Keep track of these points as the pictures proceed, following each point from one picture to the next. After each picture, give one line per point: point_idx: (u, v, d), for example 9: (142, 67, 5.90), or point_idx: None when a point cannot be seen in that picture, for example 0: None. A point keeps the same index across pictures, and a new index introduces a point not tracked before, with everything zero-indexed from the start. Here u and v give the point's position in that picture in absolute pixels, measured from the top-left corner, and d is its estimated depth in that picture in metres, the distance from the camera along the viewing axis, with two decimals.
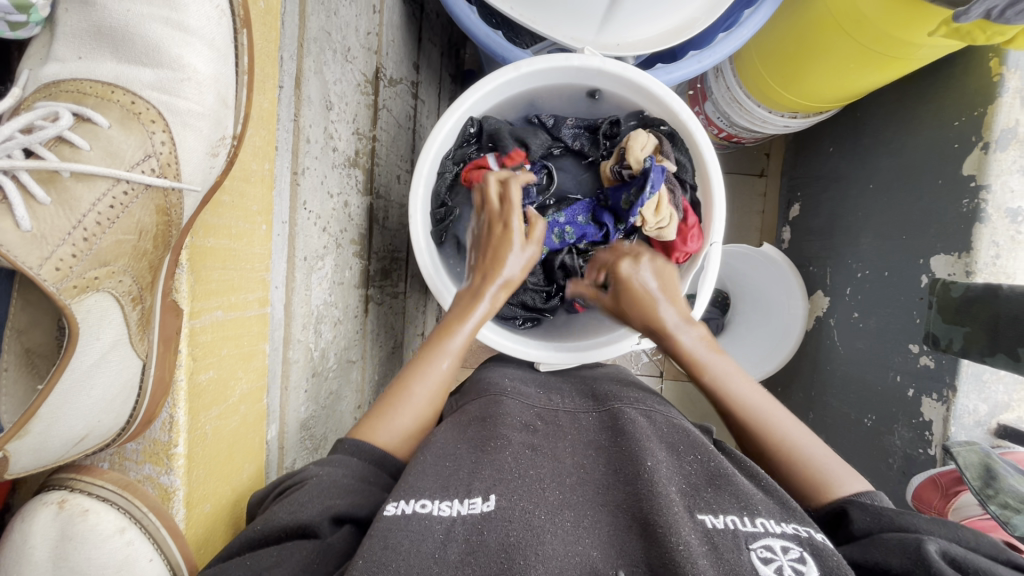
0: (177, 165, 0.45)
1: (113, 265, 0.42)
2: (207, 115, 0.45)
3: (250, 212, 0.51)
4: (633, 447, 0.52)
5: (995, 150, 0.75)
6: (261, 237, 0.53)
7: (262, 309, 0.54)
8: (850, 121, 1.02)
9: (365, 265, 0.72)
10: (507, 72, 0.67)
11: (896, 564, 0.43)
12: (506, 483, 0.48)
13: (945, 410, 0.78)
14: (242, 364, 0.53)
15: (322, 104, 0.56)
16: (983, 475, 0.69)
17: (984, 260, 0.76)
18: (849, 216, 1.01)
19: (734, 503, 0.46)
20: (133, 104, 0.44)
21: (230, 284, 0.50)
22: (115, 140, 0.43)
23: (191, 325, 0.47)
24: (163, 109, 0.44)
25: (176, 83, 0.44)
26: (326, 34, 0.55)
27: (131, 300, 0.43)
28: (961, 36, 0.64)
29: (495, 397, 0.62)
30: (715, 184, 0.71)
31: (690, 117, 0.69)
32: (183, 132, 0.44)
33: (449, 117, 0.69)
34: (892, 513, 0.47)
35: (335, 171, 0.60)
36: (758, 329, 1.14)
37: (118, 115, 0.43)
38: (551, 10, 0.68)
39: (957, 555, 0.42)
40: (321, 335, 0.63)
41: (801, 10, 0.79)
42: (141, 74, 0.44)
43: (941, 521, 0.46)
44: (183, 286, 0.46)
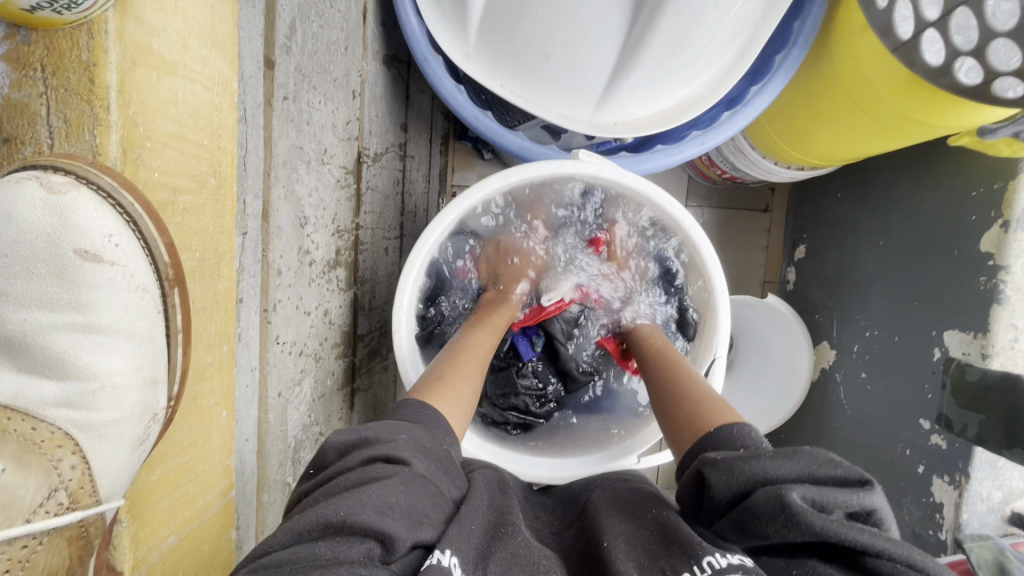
0: (91, 484, 0.40)
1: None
2: (126, 417, 0.41)
3: (206, 409, 0.47)
4: (594, 530, 0.51)
5: (1015, 229, 0.71)
6: (220, 426, 0.48)
7: (226, 500, 0.50)
8: (860, 170, 0.97)
9: (350, 360, 0.68)
10: (496, 179, 0.61)
11: (773, 530, 0.41)
12: (521, 573, 0.43)
13: (957, 495, 0.75)
14: (203, 570, 0.49)
15: (294, 225, 0.51)
16: (997, 575, 0.66)
17: (1001, 343, 0.72)
18: (859, 271, 0.97)
19: (683, 559, 0.45)
20: (35, 433, 0.39)
21: (184, 500, 0.46)
22: (11, 488, 0.37)
23: (137, 571, 0.43)
24: (73, 429, 0.40)
25: (86, 395, 0.40)
26: (298, 149, 0.50)
27: None
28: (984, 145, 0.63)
29: (503, 474, 0.56)
30: (718, 294, 0.65)
31: (693, 226, 0.63)
32: (99, 446, 0.40)
33: (438, 225, 0.63)
34: (737, 463, 0.46)
35: (312, 286, 0.55)
36: (762, 377, 1.10)
37: (15, 451, 0.38)
38: (542, 89, 0.65)
39: (815, 495, 0.42)
40: (301, 457, 0.59)
41: (811, 78, 0.74)
42: (44, 388, 0.40)
43: (789, 452, 0.45)
44: (122, 542, 0.42)
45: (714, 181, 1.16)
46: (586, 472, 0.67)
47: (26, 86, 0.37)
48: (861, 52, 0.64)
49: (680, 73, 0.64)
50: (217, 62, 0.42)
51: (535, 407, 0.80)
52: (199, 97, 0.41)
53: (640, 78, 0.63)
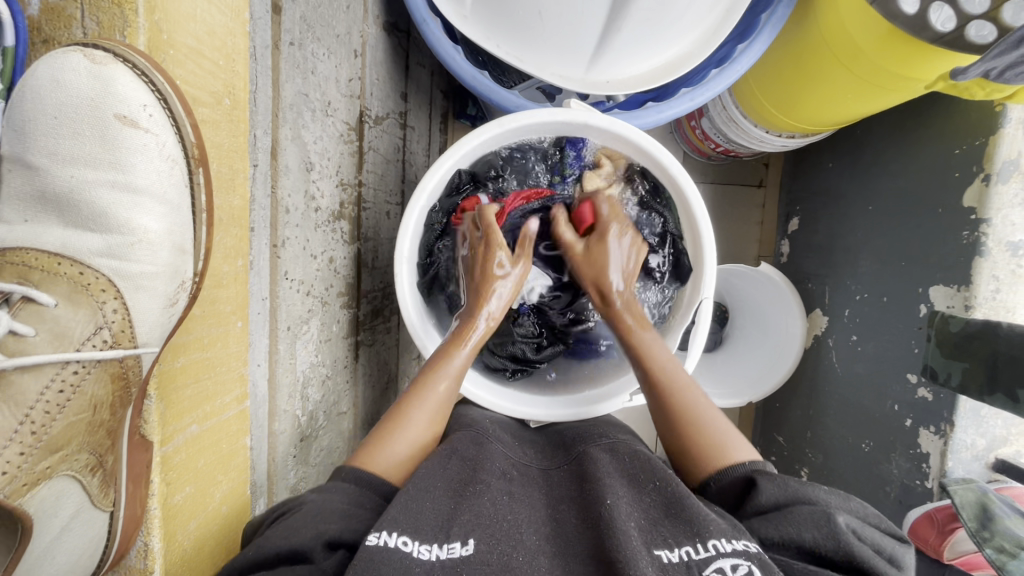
0: (131, 330, 0.43)
1: (67, 448, 0.41)
2: (162, 272, 0.43)
3: (223, 314, 0.50)
4: (594, 486, 0.54)
5: (996, 183, 0.73)
6: (236, 334, 0.51)
7: (241, 406, 0.54)
8: (850, 138, 0.99)
9: (354, 313, 0.70)
10: (492, 128, 0.65)
11: (810, 538, 0.47)
12: (484, 526, 0.48)
13: (942, 444, 0.78)
14: (221, 468, 0.53)
15: (301, 169, 0.54)
16: (979, 516, 0.69)
17: (984, 294, 0.74)
18: (849, 237, 0.99)
19: (688, 532, 0.47)
20: (82, 275, 0.42)
21: (205, 395, 0.49)
22: (63, 319, 0.42)
23: (163, 452, 0.47)
24: (112, 276, 0.43)
25: (125, 248, 0.42)
26: (303, 96, 0.53)
27: (90, 471, 0.42)
28: (958, 91, 0.64)
29: (479, 438, 0.61)
30: (706, 237, 0.67)
31: (681, 172, 0.66)
32: (137, 295, 0.43)
33: (436, 170, 0.66)
34: (793, 485, 0.51)
35: (318, 231, 0.58)
36: (756, 347, 1.13)
37: (66, 291, 0.42)
38: (536, 48, 0.67)
39: (857, 527, 0.48)
40: (308, 397, 0.62)
41: (796, 40, 0.76)
42: (89, 240, 0.42)
43: (843, 495, 0.51)
44: (152, 417, 0.45)
45: (708, 156, 1.18)
46: (576, 414, 0.70)
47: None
48: (842, 10, 0.67)
49: (669, 31, 0.66)
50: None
51: (531, 353, 0.79)
52: (213, 18, 0.44)
53: (631, 37, 0.65)
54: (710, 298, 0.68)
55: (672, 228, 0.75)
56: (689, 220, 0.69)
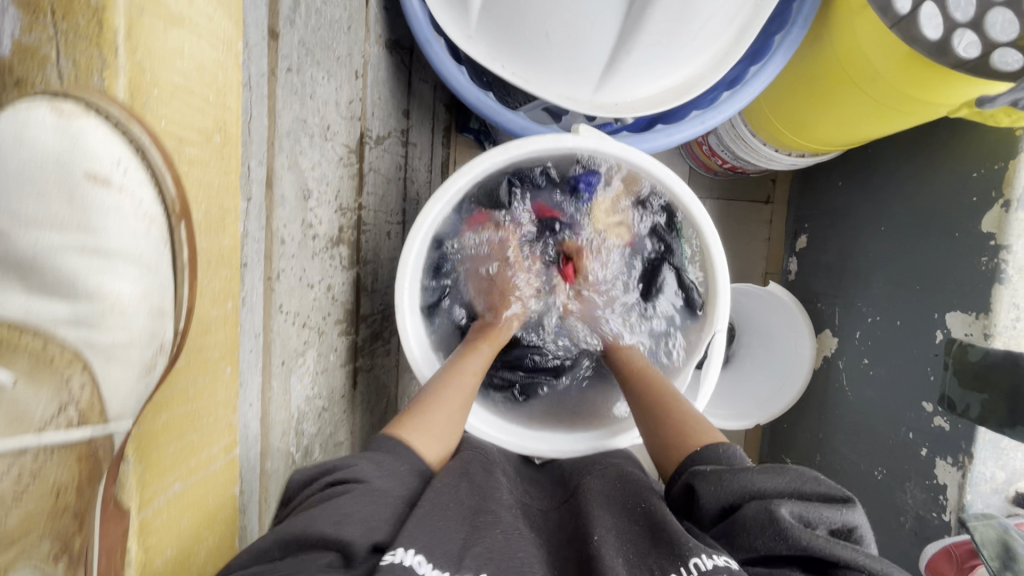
0: (100, 405, 0.40)
1: (26, 537, 0.38)
2: (137, 337, 0.41)
3: (210, 361, 0.47)
4: (586, 520, 0.54)
5: (1016, 209, 0.71)
6: (224, 381, 0.48)
7: (229, 457, 0.51)
8: (861, 157, 0.97)
9: (352, 340, 0.68)
10: (496, 154, 0.62)
11: (762, 544, 0.45)
12: (497, 560, 0.47)
13: (960, 477, 0.75)
14: (206, 525, 0.50)
15: (298, 196, 0.52)
16: (1001, 555, 0.66)
17: (1003, 323, 0.72)
18: (860, 258, 0.97)
19: (670, 560, 0.47)
20: (45, 348, 0.39)
21: (188, 450, 0.47)
22: (22, 401, 0.38)
23: (142, 515, 0.44)
24: (80, 347, 0.40)
25: (96, 317, 0.40)
26: (301, 122, 0.51)
27: (56, 555, 0.39)
28: (982, 118, 0.63)
29: (490, 466, 0.60)
30: (719, 268, 0.65)
31: (693, 200, 0.63)
32: (108, 367, 0.41)
33: (440, 198, 0.63)
34: (729, 479, 0.49)
35: (315, 259, 0.56)
36: (764, 369, 1.10)
37: (27, 365, 0.38)
38: (542, 68, 0.65)
39: (802, 513, 0.46)
40: (304, 429, 0.59)
41: (809, 61, 0.74)
42: (56, 308, 0.40)
43: (778, 469, 0.49)
44: (128, 481, 0.43)
45: (714, 173, 1.16)
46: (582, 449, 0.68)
47: (36, 29, 0.37)
48: (859, 32, 0.65)
49: (679, 53, 0.64)
50: (222, 21, 0.42)
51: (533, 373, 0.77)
52: (203, 53, 0.41)
53: (639, 58, 0.63)
54: (724, 329, 0.66)
55: (682, 258, 0.79)
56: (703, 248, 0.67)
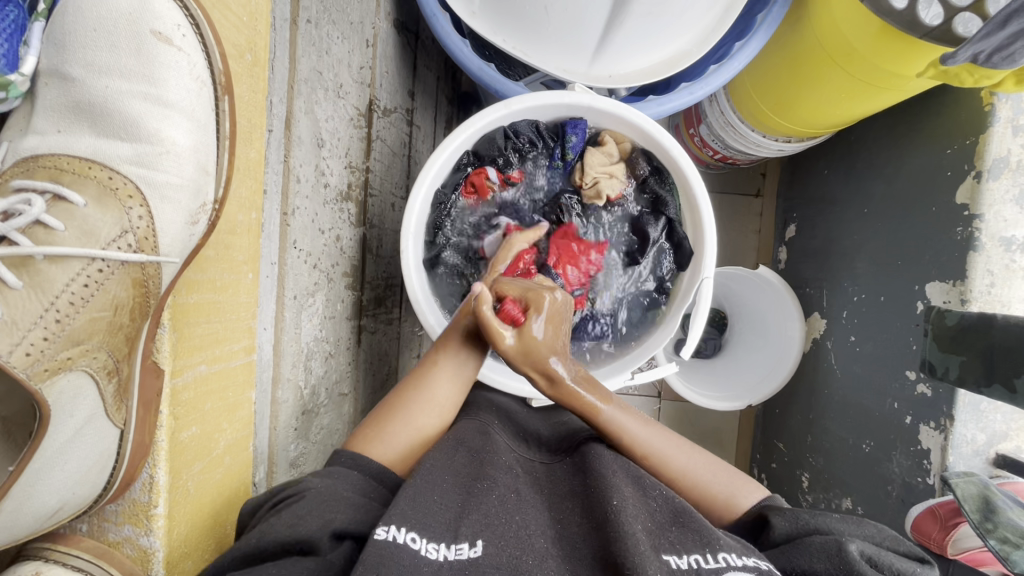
0: (154, 239, 0.44)
1: (87, 343, 0.41)
2: (186, 187, 0.44)
3: (235, 262, 0.50)
4: (599, 485, 0.52)
5: (988, 180, 0.75)
6: (247, 286, 0.52)
7: (248, 357, 0.53)
8: (845, 145, 1.02)
9: (357, 296, 0.71)
10: (498, 110, 0.66)
11: (822, 569, 0.46)
12: (494, 527, 0.47)
13: (943, 439, 0.78)
14: (226, 416, 0.52)
15: (312, 143, 0.55)
16: (982, 508, 0.68)
17: (979, 289, 0.76)
18: (845, 240, 1.01)
19: (696, 541, 0.47)
20: (110, 180, 0.43)
21: (214, 336, 0.49)
22: (91, 220, 0.42)
23: (172, 384, 0.46)
24: (140, 184, 0.43)
25: (153, 157, 0.43)
26: (317, 73, 0.55)
27: (107, 374, 0.43)
28: (948, 78, 0.63)
29: (485, 429, 0.61)
30: (706, 218, 0.70)
31: (681, 154, 0.69)
32: (162, 205, 0.44)
33: (445, 149, 0.67)
34: (805, 516, 0.51)
35: (326, 207, 0.59)
36: (755, 350, 1.13)
37: (95, 193, 0.43)
38: (541, 41, 0.69)
39: (871, 555, 0.47)
40: (311, 372, 0.62)
41: (791, 42, 0.79)
42: (119, 148, 0.43)
43: (856, 521, 0.51)
44: (164, 346, 0.45)
45: (705, 165, 1.21)
46: None
47: None
48: (835, 10, 0.70)
49: (669, 30, 0.69)
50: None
51: None
52: None
53: (633, 32, 0.68)
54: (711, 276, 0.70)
55: (673, 215, 0.76)
56: (690, 201, 0.72)
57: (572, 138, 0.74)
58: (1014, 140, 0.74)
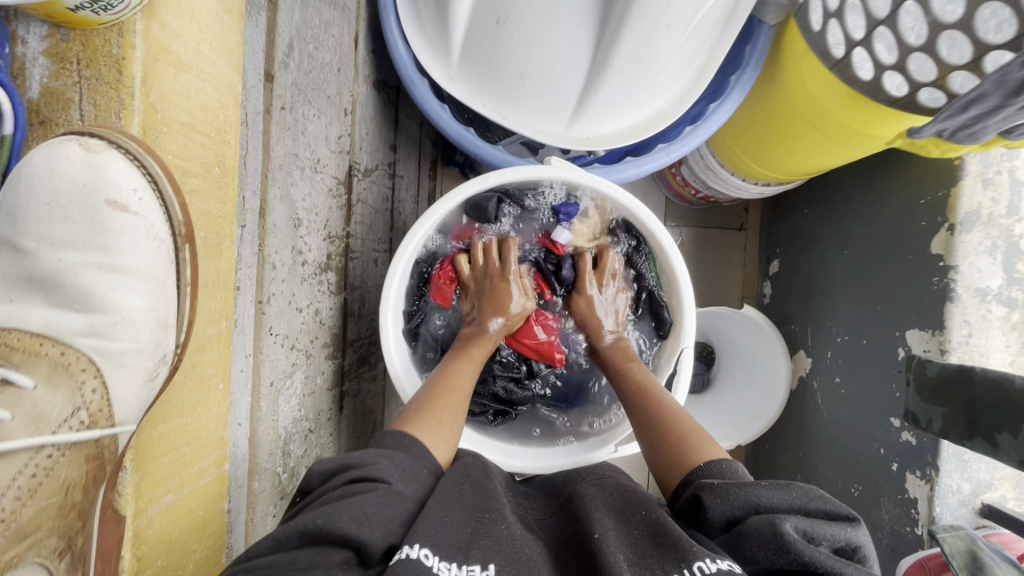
0: (109, 408, 0.44)
1: (36, 533, 0.41)
2: (143, 349, 0.45)
3: (205, 377, 0.50)
4: (585, 525, 0.52)
5: (961, 233, 0.76)
6: (217, 397, 0.51)
7: (220, 470, 0.52)
8: (823, 186, 1.04)
9: (339, 363, 0.70)
10: (475, 184, 0.66)
11: (762, 555, 0.46)
12: (505, 556, 0.46)
13: (929, 489, 0.78)
14: (195, 536, 0.51)
15: (289, 224, 0.55)
16: (969, 564, 0.68)
17: (957, 339, 0.76)
18: (827, 280, 1.02)
19: (673, 561, 0.47)
20: (63, 355, 0.44)
21: (182, 461, 0.49)
22: (41, 402, 0.42)
23: (136, 524, 0.46)
24: (93, 355, 0.44)
25: (108, 327, 0.45)
26: (293, 155, 0.55)
27: (59, 554, 0.42)
28: (916, 148, 0.69)
29: (487, 469, 0.59)
30: (683, 286, 0.70)
31: (657, 224, 0.68)
32: (117, 372, 0.45)
33: (423, 224, 0.66)
34: (733, 489, 0.50)
35: (305, 284, 0.59)
36: (743, 389, 1.13)
37: (45, 371, 0.43)
38: (520, 105, 0.70)
39: (803, 528, 0.48)
40: (290, 452, 0.61)
41: (765, 97, 0.80)
42: (73, 321, 0.44)
43: (783, 485, 0.51)
44: (126, 489, 0.45)
45: (688, 201, 1.22)
46: (560, 463, 0.69)
47: (63, 76, 0.43)
48: (805, 72, 0.71)
49: (644, 93, 0.69)
50: (224, 66, 0.47)
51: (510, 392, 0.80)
52: (207, 94, 0.46)
53: (609, 96, 0.68)
54: (691, 345, 0.70)
55: (653, 284, 0.80)
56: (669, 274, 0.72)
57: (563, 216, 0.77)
58: (983, 194, 0.76)
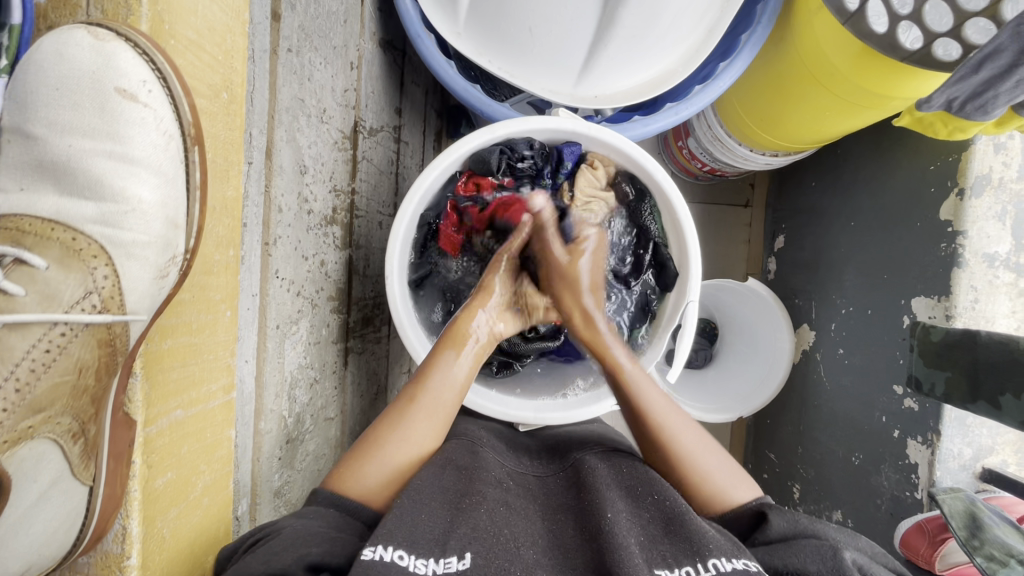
0: (120, 297, 0.43)
1: (49, 410, 0.41)
2: (153, 244, 0.44)
3: (212, 301, 0.50)
4: (593, 498, 0.53)
5: (970, 197, 0.76)
6: (225, 323, 0.51)
7: (227, 396, 0.53)
8: (830, 157, 1.03)
9: (344, 319, 0.71)
10: (483, 134, 0.67)
11: (814, 570, 0.46)
12: (484, 541, 0.47)
13: (930, 454, 0.79)
14: (204, 457, 0.52)
15: (294, 171, 0.56)
16: (968, 525, 0.68)
17: (963, 305, 0.76)
18: (832, 252, 1.01)
19: (688, 552, 0.47)
20: (75, 241, 0.43)
21: (190, 380, 0.49)
22: (55, 283, 0.42)
23: (146, 433, 0.46)
24: (105, 243, 0.43)
25: (118, 216, 0.43)
26: (299, 101, 0.55)
27: (71, 437, 0.42)
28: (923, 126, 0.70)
29: (473, 447, 0.61)
30: (689, 236, 0.71)
31: (665, 178, 0.69)
32: (127, 263, 0.44)
33: (431, 172, 0.67)
34: (803, 520, 0.51)
35: (310, 233, 0.60)
36: (745, 362, 1.13)
37: (58, 255, 0.43)
38: (527, 63, 0.70)
39: (863, 564, 0.47)
40: (295, 399, 0.62)
41: (776, 60, 0.79)
42: (83, 208, 0.43)
43: (851, 533, 0.52)
44: (136, 396, 0.45)
45: (695, 176, 1.20)
46: (561, 416, 0.72)
47: None
48: (816, 31, 0.70)
49: (653, 50, 0.69)
50: None
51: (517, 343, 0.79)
52: (214, 15, 0.46)
53: (616, 53, 0.67)
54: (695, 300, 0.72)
55: (658, 237, 0.77)
56: (673, 224, 0.73)
57: (567, 163, 0.74)
58: (994, 159, 0.75)
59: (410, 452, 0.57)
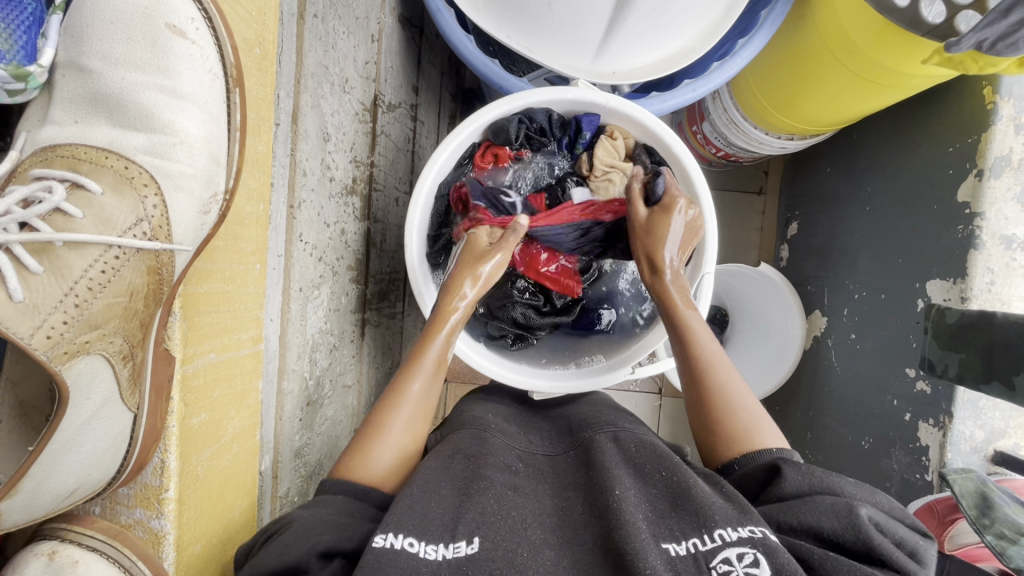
0: (168, 226, 0.45)
1: (104, 328, 0.43)
2: (199, 176, 0.45)
3: (244, 253, 0.51)
4: (601, 477, 0.53)
5: (989, 178, 0.75)
6: (255, 276, 0.53)
7: (256, 347, 0.54)
8: (846, 143, 1.02)
9: (361, 290, 0.72)
10: (501, 105, 0.69)
11: (828, 527, 0.46)
12: (492, 524, 0.48)
13: (941, 436, 0.79)
14: (234, 404, 0.53)
15: (318, 137, 0.57)
16: (979, 504, 0.69)
17: (979, 286, 0.76)
18: (846, 238, 1.01)
19: (694, 524, 0.47)
20: (126, 168, 0.44)
21: (223, 326, 0.50)
22: (109, 207, 0.44)
23: (183, 370, 0.47)
24: (154, 172, 0.45)
25: (167, 147, 0.45)
26: (322, 68, 0.56)
27: (121, 358, 0.44)
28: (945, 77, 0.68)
29: (480, 433, 0.61)
30: (705, 205, 0.71)
31: (682, 150, 0.70)
32: (176, 194, 0.45)
33: (452, 139, 0.69)
34: (819, 474, 0.50)
35: (331, 201, 0.61)
36: (756, 347, 1.13)
37: (111, 180, 0.44)
38: (546, 39, 0.70)
39: (879, 519, 0.47)
40: (315, 362, 0.63)
41: (795, 39, 0.79)
42: (134, 138, 0.45)
43: (868, 488, 0.51)
44: (175, 334, 0.47)
45: (708, 163, 1.20)
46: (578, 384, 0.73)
47: None
48: (838, 7, 0.70)
49: (673, 26, 0.69)
50: None
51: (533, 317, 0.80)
52: None
53: (636, 28, 0.67)
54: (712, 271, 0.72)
55: None
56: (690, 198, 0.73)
57: (587, 133, 0.75)
58: (1015, 139, 0.74)
59: (417, 409, 0.57)
